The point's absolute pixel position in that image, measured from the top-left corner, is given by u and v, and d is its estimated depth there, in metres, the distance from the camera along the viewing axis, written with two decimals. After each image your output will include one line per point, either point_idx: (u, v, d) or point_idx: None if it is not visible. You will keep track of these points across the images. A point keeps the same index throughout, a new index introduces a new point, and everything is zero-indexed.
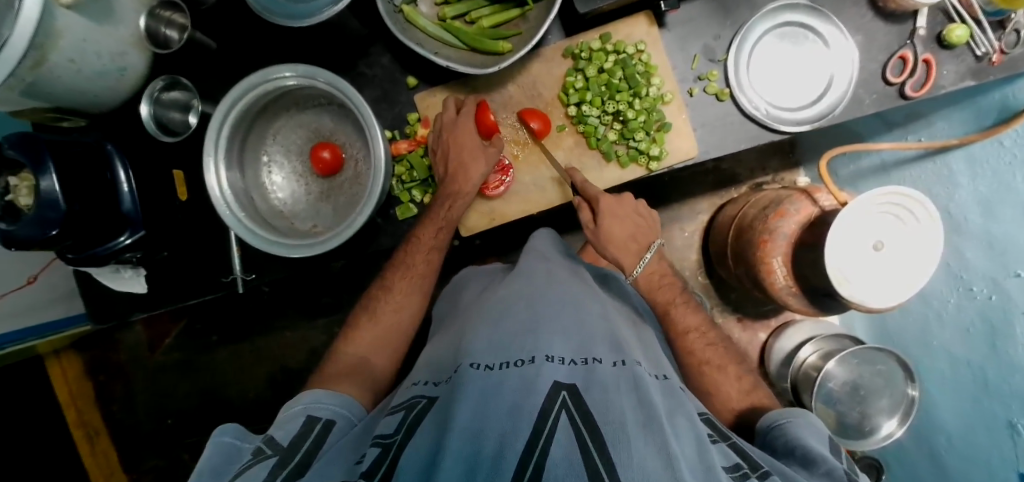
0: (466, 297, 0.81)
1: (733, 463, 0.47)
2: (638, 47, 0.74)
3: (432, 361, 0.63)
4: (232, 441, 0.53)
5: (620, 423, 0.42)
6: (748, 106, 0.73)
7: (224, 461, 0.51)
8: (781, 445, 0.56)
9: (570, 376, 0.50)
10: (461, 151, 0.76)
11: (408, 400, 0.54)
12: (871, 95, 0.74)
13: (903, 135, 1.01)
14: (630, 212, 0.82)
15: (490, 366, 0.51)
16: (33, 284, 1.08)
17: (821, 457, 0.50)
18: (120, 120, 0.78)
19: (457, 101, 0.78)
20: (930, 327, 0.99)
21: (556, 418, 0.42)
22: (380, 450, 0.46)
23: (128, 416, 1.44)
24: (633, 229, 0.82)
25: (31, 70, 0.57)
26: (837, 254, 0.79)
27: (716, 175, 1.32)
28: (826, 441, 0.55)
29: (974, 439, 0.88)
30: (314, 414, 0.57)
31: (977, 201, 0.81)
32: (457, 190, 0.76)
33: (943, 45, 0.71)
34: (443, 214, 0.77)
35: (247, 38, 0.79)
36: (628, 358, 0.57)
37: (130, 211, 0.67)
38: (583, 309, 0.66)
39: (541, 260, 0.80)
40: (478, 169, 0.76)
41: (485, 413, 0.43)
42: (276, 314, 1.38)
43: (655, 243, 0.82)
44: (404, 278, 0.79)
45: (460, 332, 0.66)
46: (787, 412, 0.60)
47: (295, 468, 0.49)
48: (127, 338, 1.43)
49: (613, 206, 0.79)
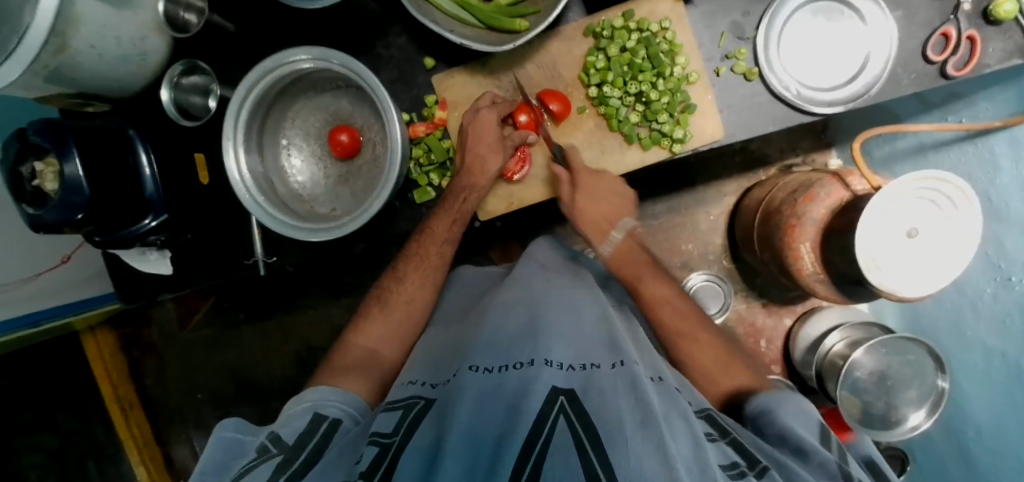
0: (464, 303, 0.81)
1: (731, 462, 0.45)
2: (662, 25, 0.71)
3: (439, 359, 0.64)
4: (234, 435, 0.55)
5: (617, 423, 0.42)
6: (778, 87, 0.69)
7: (228, 458, 0.53)
8: (770, 431, 0.54)
9: (568, 381, 0.49)
10: (479, 143, 0.74)
11: (407, 398, 0.55)
12: (910, 74, 0.70)
13: (943, 115, 0.96)
14: (609, 189, 0.77)
15: (489, 368, 0.53)
16: (68, 263, 1.12)
17: (815, 448, 0.49)
18: (143, 104, 0.78)
19: (492, 95, 0.76)
20: (964, 316, 0.95)
21: (553, 422, 0.42)
22: (378, 449, 0.46)
23: (161, 390, 1.50)
24: (608, 209, 0.78)
25: (54, 55, 0.57)
26: (867, 238, 0.75)
27: (743, 155, 1.28)
28: (814, 429, 0.54)
29: (1007, 434, 0.85)
30: (321, 413, 0.58)
31: (1019, 186, 0.77)
32: (472, 183, 0.76)
33: (990, 20, 0.66)
34: (457, 205, 0.76)
35: (263, 20, 0.78)
36: (627, 356, 0.56)
37: (152, 194, 0.68)
38: (583, 311, 0.67)
39: (540, 265, 0.81)
40: (496, 161, 0.74)
41: (484, 414, 0.45)
42: (301, 293, 1.41)
43: (625, 224, 0.80)
44: (417, 270, 0.79)
45: (465, 330, 0.67)
46: (776, 396, 0.58)
47: (300, 465, 0.49)
48: (158, 315, 1.48)
49: (592, 184, 0.75)
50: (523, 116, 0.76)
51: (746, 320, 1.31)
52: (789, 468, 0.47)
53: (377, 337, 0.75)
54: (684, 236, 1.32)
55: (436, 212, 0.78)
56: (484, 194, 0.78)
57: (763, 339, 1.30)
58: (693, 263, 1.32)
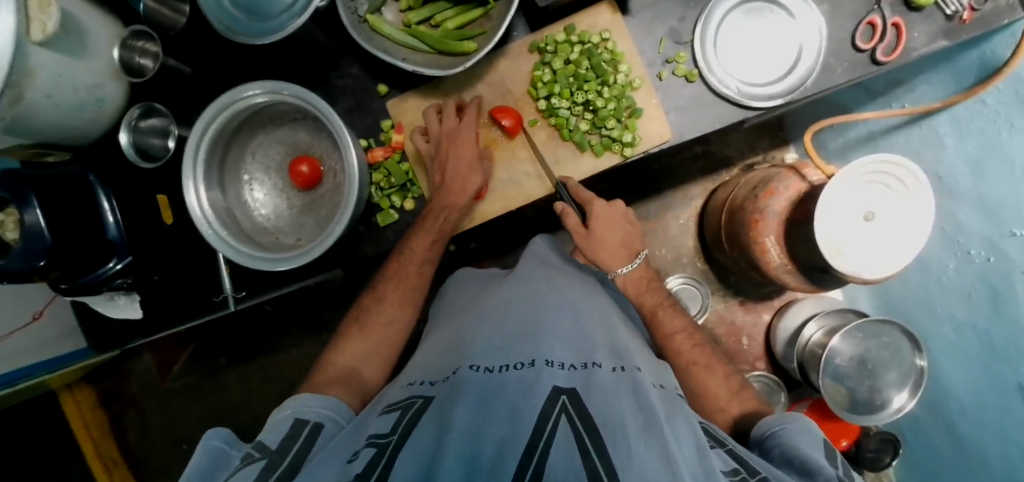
0: (463, 299, 0.82)
1: (733, 468, 0.46)
2: (603, 36, 0.74)
3: (430, 363, 0.64)
4: (220, 445, 0.53)
5: (619, 427, 0.43)
6: (718, 85, 0.72)
7: (213, 467, 0.51)
8: (778, 454, 0.54)
9: (570, 380, 0.51)
10: (459, 161, 0.75)
11: (403, 400, 0.55)
12: (843, 64, 0.73)
13: (888, 102, 1.00)
14: (622, 218, 0.80)
15: (490, 368, 0.55)
16: (37, 321, 1.10)
17: (818, 467, 0.49)
18: (103, 150, 0.79)
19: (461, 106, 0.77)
20: (932, 294, 0.98)
21: (556, 421, 0.44)
22: (375, 450, 0.46)
23: (142, 444, 1.46)
24: (624, 235, 0.79)
25: (8, 108, 0.59)
26: (826, 223, 0.78)
27: (705, 159, 1.31)
28: (822, 448, 0.54)
29: (987, 405, 0.86)
30: (303, 418, 0.57)
31: (965, 162, 0.80)
32: (450, 203, 0.76)
33: (911, 7, 0.70)
34: (438, 225, 0.77)
35: (218, 60, 0.79)
36: (627, 363, 0.59)
37: (116, 238, 0.69)
38: (582, 313, 0.69)
39: (539, 264, 0.83)
40: (474, 179, 0.76)
41: (484, 416, 0.46)
42: (282, 331, 1.40)
43: (643, 254, 0.80)
44: (401, 284, 0.79)
45: (456, 334, 0.69)
46: (782, 419, 0.59)
47: (286, 469, 0.48)
48: (137, 367, 1.46)
49: (605, 213, 0.77)
50: (507, 120, 0.76)
51: (726, 319, 1.32)
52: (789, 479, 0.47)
53: (358, 353, 0.74)
54: (658, 242, 1.34)
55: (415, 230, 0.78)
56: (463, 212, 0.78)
57: (744, 337, 1.31)
58: (668, 267, 1.34)
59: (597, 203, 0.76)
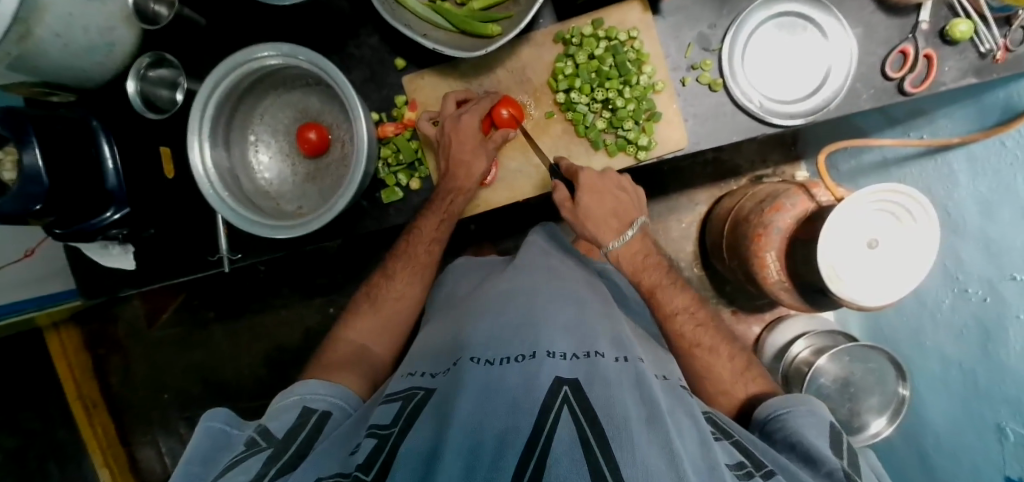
0: (462, 290, 0.82)
1: (738, 461, 0.48)
2: (630, 34, 0.72)
3: (429, 352, 0.65)
4: (222, 426, 0.57)
5: (622, 420, 0.44)
6: (741, 98, 0.71)
7: (213, 448, 0.54)
8: (782, 437, 0.56)
9: (572, 371, 0.51)
10: (461, 148, 0.74)
11: (405, 389, 0.57)
12: (869, 90, 0.72)
13: (906, 131, 0.99)
14: (614, 185, 0.76)
15: (491, 360, 0.55)
16: (30, 257, 1.10)
17: (823, 456, 0.51)
18: (108, 96, 0.77)
19: (461, 96, 0.77)
20: (923, 327, 0.98)
21: (558, 412, 0.45)
22: (376, 440, 0.48)
23: (124, 388, 1.47)
24: (616, 205, 0.76)
25: (16, 43, 0.57)
26: (830, 247, 0.78)
27: (715, 166, 1.30)
28: (827, 431, 0.55)
29: (964, 442, 0.87)
30: (310, 406, 0.60)
31: (976, 201, 0.79)
32: (457, 187, 0.76)
33: (946, 39, 0.68)
34: (445, 206, 0.76)
35: (234, 15, 0.77)
36: (630, 354, 0.58)
37: (114, 187, 0.68)
38: (584, 306, 0.69)
39: (542, 254, 0.83)
40: (480, 166, 0.75)
41: (485, 407, 0.46)
42: (273, 291, 1.40)
43: (638, 222, 0.77)
44: (406, 268, 0.81)
45: (459, 320, 0.69)
46: (790, 401, 0.60)
47: (292, 456, 0.51)
48: (125, 312, 1.45)
49: (595, 181, 0.74)
50: (506, 111, 0.73)
51: None
52: (795, 473, 0.49)
53: (366, 332, 0.78)
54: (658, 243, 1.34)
55: (425, 212, 0.78)
56: (471, 197, 0.78)
57: None
58: None
59: (584, 173, 0.73)
